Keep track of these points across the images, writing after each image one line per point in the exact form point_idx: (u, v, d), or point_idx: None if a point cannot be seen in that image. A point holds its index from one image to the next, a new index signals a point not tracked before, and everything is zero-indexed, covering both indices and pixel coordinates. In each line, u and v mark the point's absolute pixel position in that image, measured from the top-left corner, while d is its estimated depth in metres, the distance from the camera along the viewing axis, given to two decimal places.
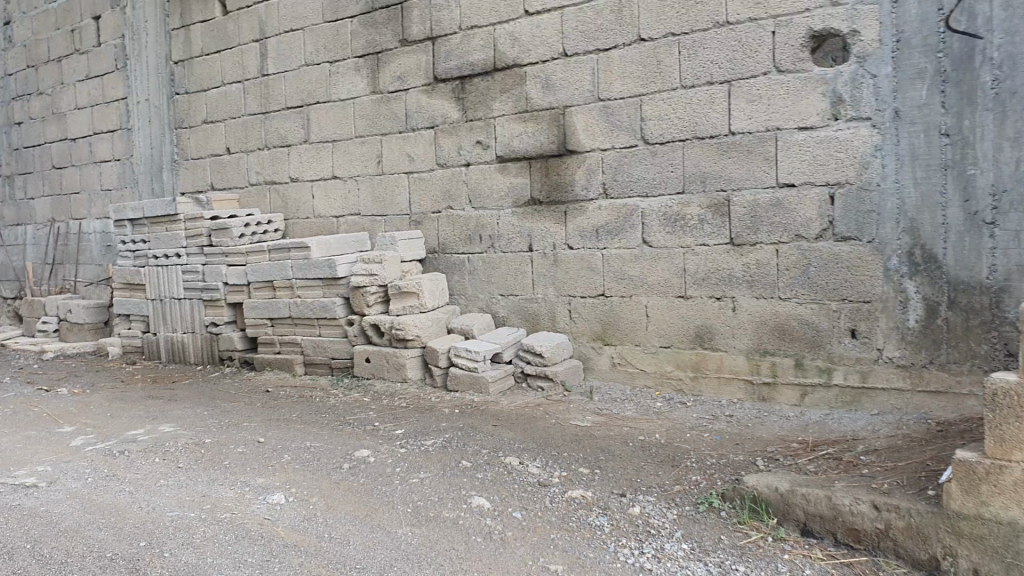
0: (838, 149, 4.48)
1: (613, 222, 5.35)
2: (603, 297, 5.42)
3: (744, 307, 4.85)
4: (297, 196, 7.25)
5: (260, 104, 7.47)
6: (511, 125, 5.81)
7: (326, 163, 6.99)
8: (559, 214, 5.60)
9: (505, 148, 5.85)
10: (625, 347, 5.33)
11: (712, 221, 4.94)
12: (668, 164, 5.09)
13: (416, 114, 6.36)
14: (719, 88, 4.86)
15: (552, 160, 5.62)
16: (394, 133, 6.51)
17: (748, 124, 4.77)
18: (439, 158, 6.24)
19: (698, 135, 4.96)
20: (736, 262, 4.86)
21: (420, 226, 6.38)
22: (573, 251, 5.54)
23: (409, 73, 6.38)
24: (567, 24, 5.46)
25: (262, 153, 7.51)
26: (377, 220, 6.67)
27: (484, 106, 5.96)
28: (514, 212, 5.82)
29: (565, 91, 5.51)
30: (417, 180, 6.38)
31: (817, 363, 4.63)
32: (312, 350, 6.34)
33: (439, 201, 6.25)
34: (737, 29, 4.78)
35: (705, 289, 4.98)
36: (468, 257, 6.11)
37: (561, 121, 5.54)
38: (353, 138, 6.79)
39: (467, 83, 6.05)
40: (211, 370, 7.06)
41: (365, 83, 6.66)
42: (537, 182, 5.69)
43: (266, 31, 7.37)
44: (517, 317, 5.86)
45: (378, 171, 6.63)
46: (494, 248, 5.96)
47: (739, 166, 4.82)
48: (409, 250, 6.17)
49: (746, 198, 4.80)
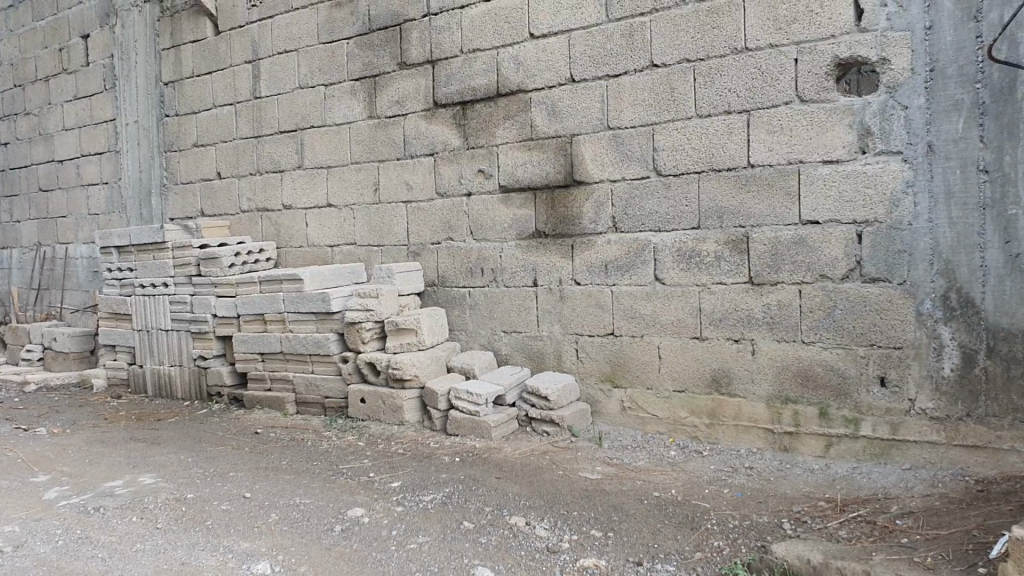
0: (866, 184, 4.20)
1: (623, 257, 5.06)
2: (612, 337, 5.12)
3: (765, 351, 4.55)
4: (291, 223, 6.96)
5: (253, 128, 7.19)
6: (515, 154, 5.52)
7: (321, 190, 6.70)
8: (565, 248, 5.31)
9: (509, 177, 5.56)
10: (636, 391, 5.03)
11: (729, 259, 4.65)
12: (682, 197, 4.81)
13: (415, 140, 6.08)
14: (738, 118, 4.58)
15: (558, 191, 5.33)
16: (391, 160, 6.22)
17: (768, 157, 4.49)
18: (439, 186, 5.95)
19: (714, 167, 4.68)
20: (756, 302, 4.57)
21: (419, 258, 6.09)
22: (580, 287, 5.24)
23: (407, 97, 6.10)
24: (574, 48, 5.19)
25: (255, 179, 7.22)
26: (373, 251, 6.37)
27: (487, 133, 5.68)
28: (518, 245, 5.53)
29: (572, 119, 5.24)
30: (415, 209, 6.09)
31: (843, 412, 4.33)
32: (305, 388, 6.03)
33: (439, 231, 5.96)
34: (756, 56, 4.51)
35: (722, 331, 4.69)
36: (469, 291, 5.82)
37: (568, 150, 5.26)
38: (348, 165, 6.50)
39: (469, 109, 5.77)
40: (199, 406, 6.74)
41: (362, 107, 6.38)
42: (542, 213, 5.41)
43: (259, 52, 7.10)
44: (521, 355, 5.56)
45: (375, 199, 6.34)
46: (497, 282, 5.66)
47: (759, 201, 4.54)
48: (406, 283, 5.88)
49: (766, 235, 4.52)
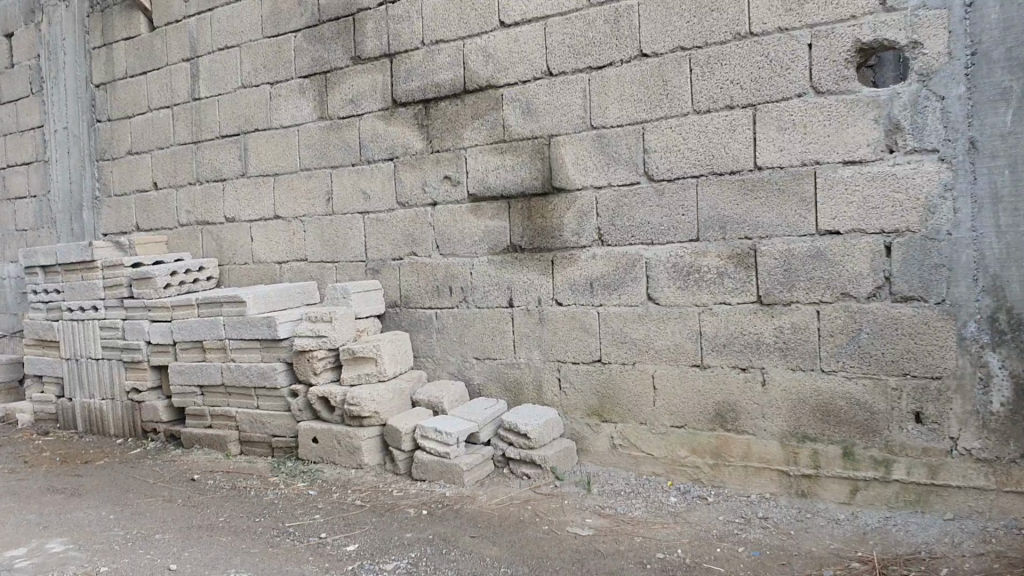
0: (896, 188, 3.62)
1: (611, 274, 4.43)
2: (599, 364, 4.49)
3: (777, 382, 3.95)
4: (234, 238, 6.25)
5: (193, 133, 6.49)
6: (486, 158, 4.89)
7: (268, 202, 6.01)
8: (544, 265, 4.68)
9: (479, 185, 4.92)
10: (628, 427, 4.40)
11: (733, 275, 4.05)
12: (678, 205, 4.20)
13: (372, 144, 5.42)
14: (742, 114, 3.99)
15: (535, 200, 4.71)
16: (346, 166, 5.56)
17: (778, 158, 3.90)
18: (400, 196, 5.30)
19: (714, 170, 4.08)
20: (767, 325, 3.97)
21: (378, 276, 5.42)
22: (562, 308, 4.61)
23: (363, 96, 5.45)
24: (551, 37, 4.57)
25: (195, 189, 6.51)
26: (327, 268, 5.69)
27: (453, 135, 5.04)
28: (490, 261, 4.90)
29: (550, 118, 4.61)
30: (373, 221, 5.43)
31: (871, 452, 3.74)
32: (249, 425, 5.35)
33: (400, 246, 5.31)
34: (762, 42, 3.92)
35: (727, 358, 4.08)
36: (435, 313, 5.16)
37: (546, 153, 4.64)
38: (298, 173, 5.82)
39: (433, 108, 5.12)
40: (132, 445, 6.02)
41: (312, 108, 5.71)
42: (517, 225, 4.78)
43: (199, 49, 6.41)
44: (495, 385, 4.92)
45: (328, 210, 5.66)
46: (466, 302, 5.01)
47: (767, 209, 3.95)
48: (363, 305, 5.21)
49: (777, 247, 3.92)
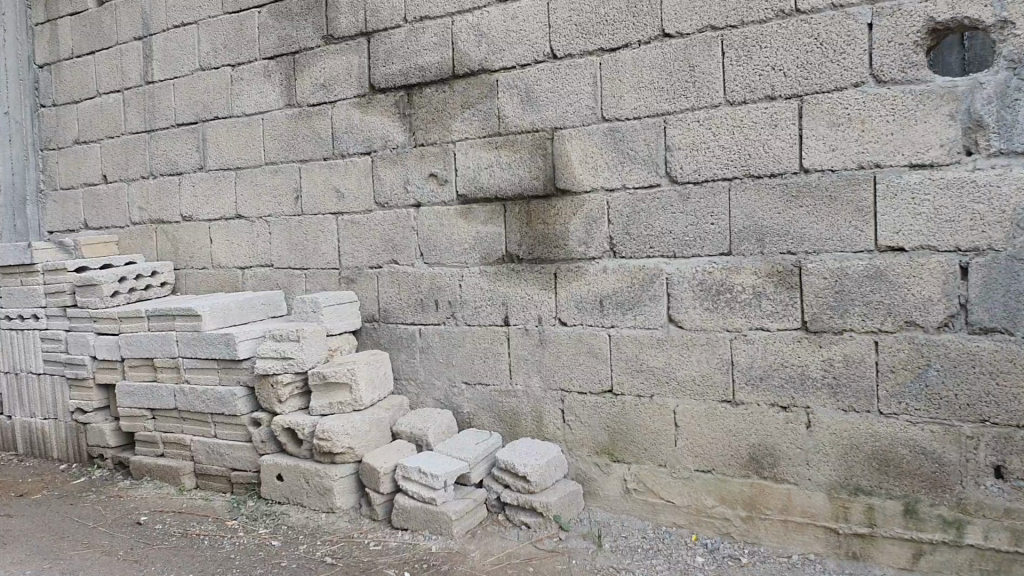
0: (976, 198, 3.02)
1: (625, 291, 3.81)
2: (610, 395, 3.87)
3: (825, 424, 3.36)
4: (191, 239, 5.57)
5: (145, 120, 5.79)
6: (478, 153, 4.24)
7: (229, 199, 5.33)
8: (545, 278, 4.04)
9: (470, 184, 4.28)
10: (644, 469, 3.80)
11: (772, 297, 3.44)
12: (706, 213, 3.58)
13: (346, 136, 4.75)
14: (786, 106, 3.37)
15: (536, 203, 4.07)
16: (317, 161, 4.89)
17: (830, 159, 3.29)
18: (378, 195, 4.64)
19: (751, 172, 3.46)
20: (813, 357, 3.37)
21: (354, 286, 4.77)
22: (566, 329, 3.99)
23: (336, 81, 4.77)
24: (556, 14, 3.92)
25: (147, 183, 5.82)
26: (294, 275, 5.03)
27: (440, 126, 4.38)
28: (482, 273, 4.26)
29: (553, 108, 3.97)
30: (348, 224, 4.77)
31: (939, 511, 3.15)
32: (206, 457, 4.70)
33: (379, 253, 4.65)
34: (811, 20, 3.29)
35: (765, 395, 3.48)
36: (418, 330, 4.52)
37: (548, 149, 4.00)
38: (262, 167, 5.14)
39: (416, 95, 4.46)
40: (75, 473, 5.35)
41: (279, 94, 5.04)
42: (514, 231, 4.14)
43: (152, 26, 5.70)
44: (488, 414, 4.29)
45: (297, 210, 5.00)
46: (454, 319, 4.38)
47: (815, 219, 3.34)
48: (336, 321, 4.55)
49: (826, 264, 3.32)
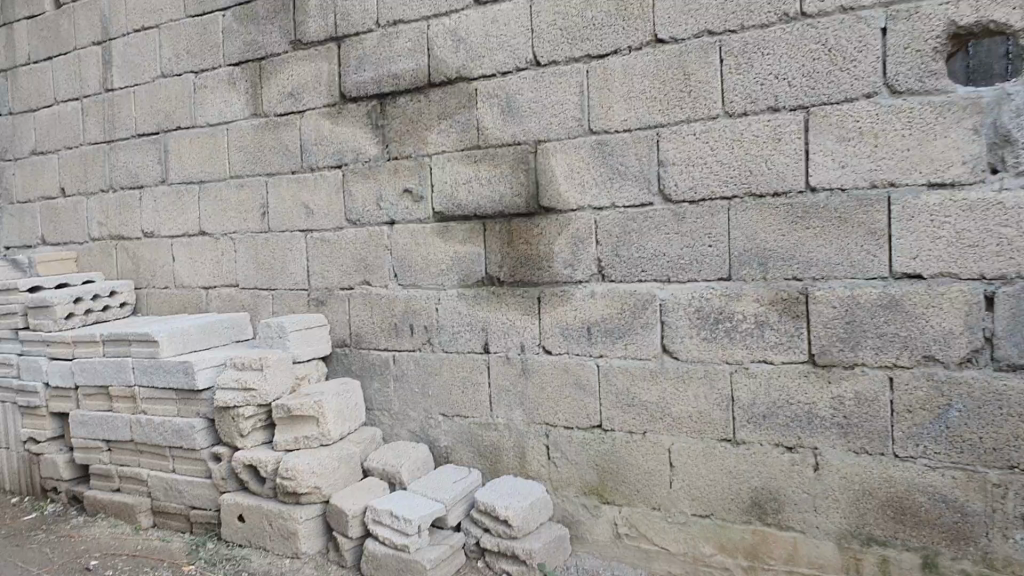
0: (1003, 221, 2.74)
1: (614, 318, 3.50)
2: (599, 431, 3.57)
3: (834, 466, 3.06)
4: (153, 256, 5.24)
5: (104, 130, 5.45)
6: (456, 168, 3.93)
7: (192, 215, 5.01)
8: (528, 303, 3.73)
9: (447, 201, 3.97)
10: (636, 512, 3.49)
11: (776, 327, 3.14)
12: (704, 235, 3.28)
13: (315, 148, 4.43)
14: (790, 119, 3.08)
15: (518, 221, 3.76)
16: (284, 174, 4.57)
17: (840, 176, 3.00)
18: (349, 212, 4.32)
19: (753, 190, 3.17)
20: (821, 394, 3.07)
21: (323, 308, 4.44)
22: (551, 358, 3.68)
23: (304, 89, 4.46)
24: (539, 17, 3.62)
25: (107, 197, 5.48)
26: (260, 296, 4.70)
27: (415, 138, 4.07)
28: (461, 296, 3.94)
29: (537, 120, 3.67)
30: (318, 242, 4.45)
31: (961, 565, 2.86)
32: (164, 493, 4.37)
33: (350, 273, 4.33)
34: (818, 25, 3.00)
35: (768, 433, 3.19)
36: (392, 357, 4.20)
37: (532, 163, 3.69)
38: (227, 181, 4.82)
39: (390, 105, 4.15)
40: (27, 508, 4.99)
41: (244, 103, 4.71)
42: (495, 252, 3.83)
43: (111, 31, 5.37)
44: (467, 449, 3.97)
45: (263, 227, 4.67)
46: (431, 346, 4.06)
47: (823, 241, 3.04)
48: (304, 348, 4.23)
49: (836, 292, 3.02)
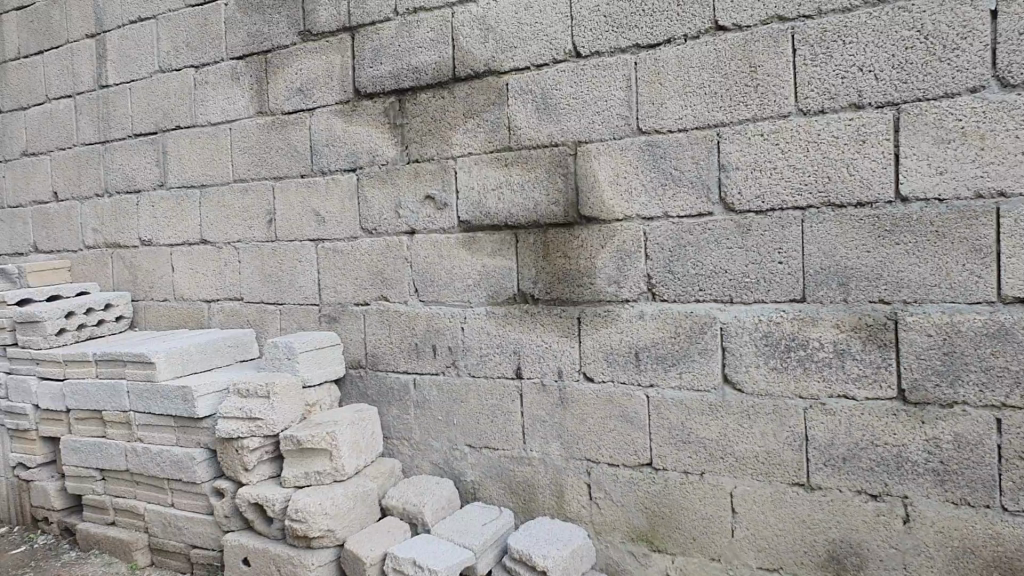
0: None
1: (667, 343, 3.09)
2: (649, 470, 3.16)
3: (929, 519, 2.65)
4: (151, 266, 4.84)
5: (99, 129, 5.05)
6: (484, 172, 3.52)
7: (193, 221, 4.61)
8: (566, 324, 3.33)
9: (474, 209, 3.56)
10: (692, 563, 3.10)
11: (860, 357, 2.73)
12: (773, 250, 2.87)
13: (327, 149, 4.03)
14: (877, 117, 2.66)
15: (554, 232, 3.35)
16: (292, 178, 4.17)
17: (937, 184, 2.59)
18: (364, 220, 3.92)
19: (832, 200, 2.75)
20: (913, 435, 2.66)
21: (336, 326, 4.04)
22: (593, 386, 3.27)
23: (314, 84, 4.05)
24: (580, 3, 3.21)
25: (102, 202, 5.09)
26: (267, 311, 4.30)
27: (437, 139, 3.66)
28: (490, 315, 3.54)
29: (576, 118, 3.26)
30: (329, 253, 4.05)
31: None
32: (163, 530, 3.98)
33: (365, 287, 3.93)
34: (912, 8, 2.59)
35: (848, 479, 2.78)
36: (412, 381, 3.80)
37: (571, 167, 3.28)
38: (230, 185, 4.42)
39: (409, 102, 3.75)
40: (16, 540, 4.61)
41: (249, 100, 4.31)
42: (529, 266, 3.43)
43: (106, 22, 4.97)
44: (496, 485, 3.57)
45: (269, 235, 4.27)
46: (456, 369, 3.66)
47: (917, 259, 2.63)
48: (315, 371, 3.83)
49: (932, 318, 2.61)
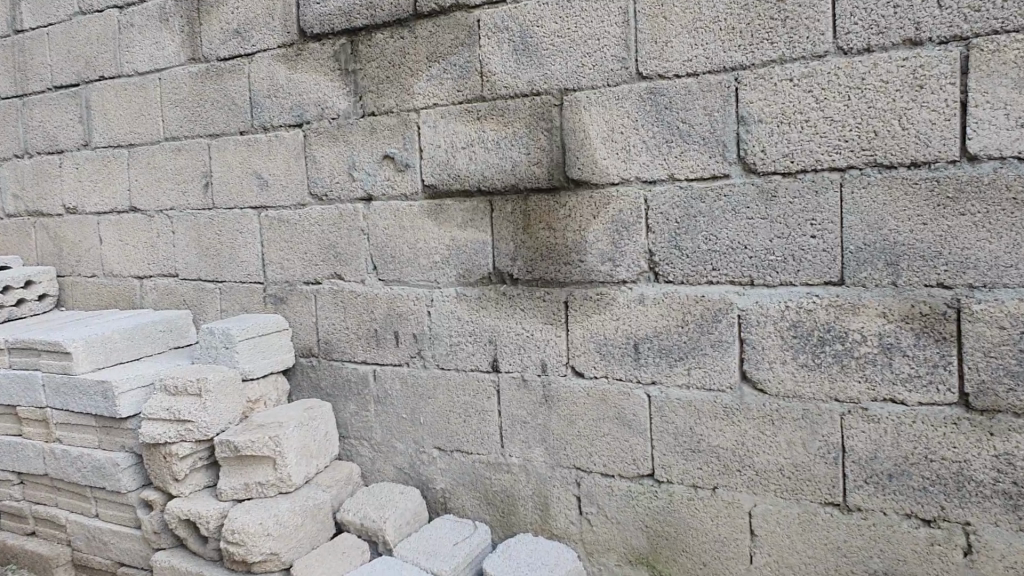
0: None
1: (672, 333, 2.58)
2: (651, 483, 2.66)
3: (996, 551, 2.17)
4: (76, 238, 4.25)
5: (14, 80, 4.42)
6: (452, 127, 2.96)
7: (121, 187, 4.02)
8: (551, 309, 2.80)
9: (441, 171, 3.01)
10: None
11: (912, 353, 2.23)
12: (803, 222, 2.35)
13: (268, 101, 3.45)
14: (939, 55, 2.13)
15: (536, 199, 2.81)
16: (231, 135, 3.59)
17: (1016, 139, 2.07)
18: (314, 185, 3.36)
19: (879, 160, 2.23)
20: (978, 449, 2.17)
21: (283, 307, 3.49)
22: (583, 383, 2.75)
23: (253, 25, 3.46)
24: None
25: (20, 164, 4.47)
26: (206, 289, 3.74)
27: (396, 89, 3.10)
28: (461, 297, 3.01)
29: (562, 61, 2.70)
30: (274, 222, 3.49)
31: None
32: (87, 543, 3.46)
33: (316, 263, 3.38)
34: None
35: (894, 500, 2.29)
36: (371, 372, 3.27)
37: (556, 121, 2.73)
38: (162, 144, 3.83)
39: (363, 44, 3.17)
40: None
41: (179, 45, 3.71)
42: (506, 240, 2.89)
43: None
44: (470, 495, 3.06)
45: (206, 203, 3.71)
46: (421, 359, 3.13)
47: (988, 234, 2.12)
48: (257, 361, 3.29)
49: (1005, 306, 2.11)
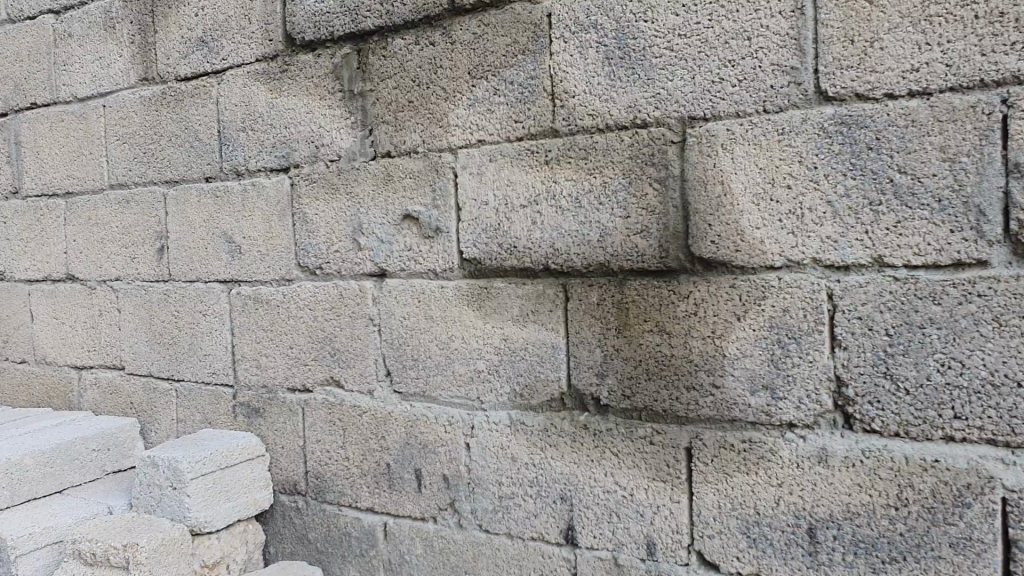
0: None
1: (877, 516, 1.57)
2: None
3: None
4: (3, 313, 3.28)
5: None
6: (505, 175, 1.98)
7: (56, 247, 3.06)
8: (663, 459, 1.80)
9: (488, 239, 2.02)
10: None
11: None
12: None
13: (243, 136, 2.48)
14: None
15: (638, 287, 1.81)
16: (193, 182, 2.62)
17: None
18: (303, 254, 2.38)
19: None
20: None
21: (259, 422, 2.50)
22: None
23: (224, 31, 2.51)
24: None
25: None
26: (159, 390, 2.76)
27: (421, 118, 2.12)
28: (516, 428, 2.00)
29: (685, 75, 1.72)
30: (247, 304, 2.50)
31: None
32: None
33: (305, 364, 2.39)
34: None
35: None
36: (380, 525, 2.26)
37: (674, 168, 1.74)
38: (105, 193, 2.86)
39: (374, 53, 2.20)
40: None
41: (130, 60, 2.76)
42: (588, 346, 1.89)
43: None
44: None
45: (160, 273, 2.73)
46: (454, 513, 2.12)
47: None
48: (217, 507, 2.28)
49: None
